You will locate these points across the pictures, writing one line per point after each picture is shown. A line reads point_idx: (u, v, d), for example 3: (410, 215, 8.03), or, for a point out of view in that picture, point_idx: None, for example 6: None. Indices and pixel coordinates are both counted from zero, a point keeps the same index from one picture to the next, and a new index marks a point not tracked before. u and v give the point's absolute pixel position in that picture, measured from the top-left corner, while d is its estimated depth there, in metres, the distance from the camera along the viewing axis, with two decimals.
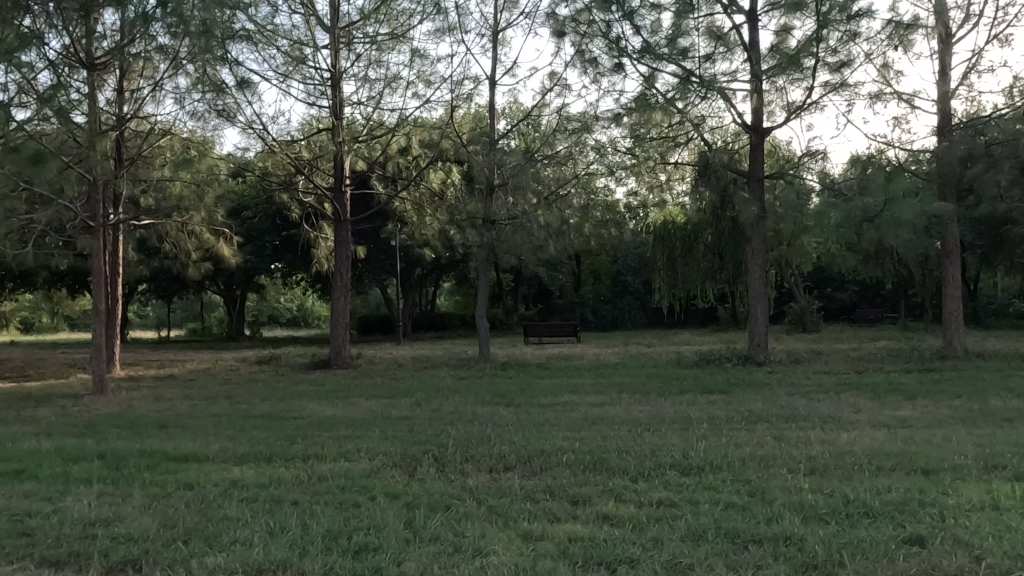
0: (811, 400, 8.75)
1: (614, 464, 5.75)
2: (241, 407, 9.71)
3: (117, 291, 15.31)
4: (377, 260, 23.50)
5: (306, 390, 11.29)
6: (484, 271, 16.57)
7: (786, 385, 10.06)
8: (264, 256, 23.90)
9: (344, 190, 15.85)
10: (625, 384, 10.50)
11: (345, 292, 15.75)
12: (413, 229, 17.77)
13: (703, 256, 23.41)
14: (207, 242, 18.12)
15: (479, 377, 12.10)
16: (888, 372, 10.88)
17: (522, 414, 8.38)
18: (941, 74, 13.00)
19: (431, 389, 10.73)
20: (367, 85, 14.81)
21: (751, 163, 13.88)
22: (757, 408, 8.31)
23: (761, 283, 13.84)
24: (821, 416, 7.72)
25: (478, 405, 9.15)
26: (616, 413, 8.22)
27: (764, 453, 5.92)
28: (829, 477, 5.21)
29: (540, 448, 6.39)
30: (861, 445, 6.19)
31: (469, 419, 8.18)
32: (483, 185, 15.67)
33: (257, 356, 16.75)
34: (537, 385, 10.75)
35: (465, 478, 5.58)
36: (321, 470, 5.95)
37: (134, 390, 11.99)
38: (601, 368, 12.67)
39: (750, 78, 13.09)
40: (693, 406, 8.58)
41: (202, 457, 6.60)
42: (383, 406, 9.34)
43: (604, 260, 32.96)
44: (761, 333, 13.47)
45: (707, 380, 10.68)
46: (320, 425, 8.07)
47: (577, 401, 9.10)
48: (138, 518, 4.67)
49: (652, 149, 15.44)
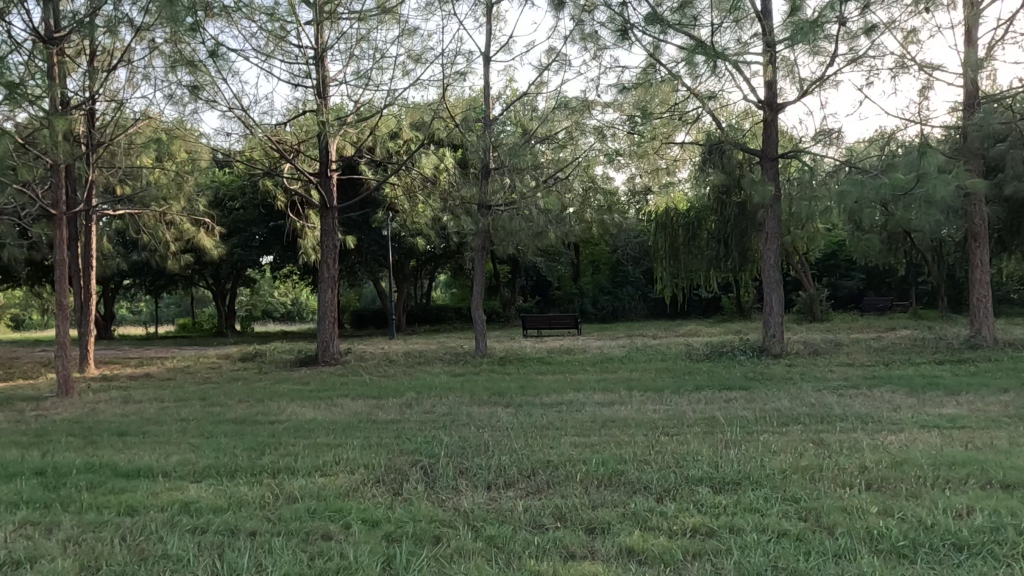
0: (843, 396, 7.92)
1: (636, 477, 4.95)
2: (214, 410, 8.83)
3: (91, 284, 14.36)
4: (369, 250, 22.67)
5: (289, 389, 10.44)
6: (481, 260, 15.65)
7: (810, 379, 9.23)
8: (250, 249, 22.95)
9: (330, 176, 14.93)
10: (634, 380, 9.67)
11: (333, 284, 14.85)
12: (405, 217, 16.91)
13: (705, 244, 22.31)
14: (187, 233, 17.16)
15: (476, 373, 11.26)
16: (918, 364, 10.05)
17: (522, 416, 7.54)
18: (966, 42, 12.07)
19: (422, 388, 9.85)
20: (353, 62, 13.88)
21: (765, 141, 12.98)
22: (784, 406, 7.47)
23: (776, 269, 12.94)
24: (860, 416, 6.88)
25: (473, 406, 8.30)
26: (628, 413, 7.37)
27: (809, 461, 5.12)
28: (891, 493, 4.39)
29: (547, 458, 5.56)
30: (918, 450, 5.34)
31: (463, 423, 7.33)
32: (478, 169, 14.81)
33: (242, 352, 15.90)
34: (539, 381, 9.91)
35: (461, 498, 4.74)
36: (293, 490, 5.10)
37: (103, 391, 11.09)
38: (607, 362, 11.78)
39: (764, 49, 12.21)
40: (711, 404, 7.76)
41: (157, 473, 5.73)
42: (371, 407, 8.48)
43: (604, 250, 32.08)
44: (775, 325, 12.65)
45: (722, 375, 9.84)
46: (297, 431, 7.22)
47: (582, 400, 8.27)
48: (56, 558, 3.81)
49: (655, 129, 14.68)
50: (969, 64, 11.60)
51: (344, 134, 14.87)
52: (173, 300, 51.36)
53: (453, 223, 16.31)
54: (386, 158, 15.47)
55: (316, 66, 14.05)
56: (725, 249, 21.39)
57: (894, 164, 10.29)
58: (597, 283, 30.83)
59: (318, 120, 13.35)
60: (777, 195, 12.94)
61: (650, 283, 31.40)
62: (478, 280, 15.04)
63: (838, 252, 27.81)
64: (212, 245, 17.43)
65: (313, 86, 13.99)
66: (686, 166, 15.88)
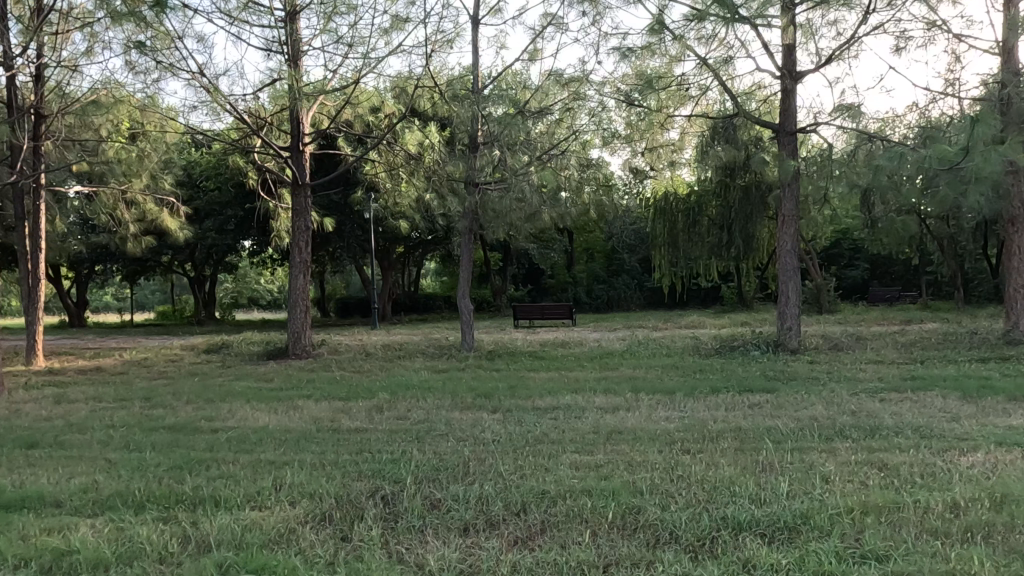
0: (886, 402, 6.75)
1: (659, 521, 3.78)
2: (153, 414, 7.58)
3: (38, 268, 13.03)
4: (352, 235, 21.44)
5: (248, 388, 9.18)
6: (468, 244, 14.42)
7: (840, 380, 8.09)
8: (225, 233, 21.63)
9: (303, 152, 13.53)
10: (640, 379, 8.48)
11: (305, 270, 13.50)
12: (386, 197, 15.68)
13: (707, 230, 21.84)
14: (150, 214, 15.79)
15: (461, 369, 10.09)
16: (959, 363, 8.90)
17: (512, 425, 6.34)
18: (1006, 5, 10.85)
19: (398, 387, 8.68)
20: (328, 23, 12.53)
21: (782, 114, 11.72)
22: (821, 415, 6.31)
23: (793, 255, 11.77)
24: (918, 428, 5.72)
25: (455, 411, 7.09)
26: (636, 423, 6.19)
27: (877, 495, 3.99)
28: (1017, 555, 3.23)
29: (541, 488, 4.36)
30: (1014, 481, 4.19)
31: (442, 433, 6.16)
32: (466, 145, 13.52)
33: (208, 343, 14.67)
34: (530, 380, 8.74)
35: (427, 550, 3.56)
36: (210, 533, 3.91)
37: (38, 387, 9.79)
38: (606, 358, 10.62)
39: (783, 9, 10.94)
40: (732, 410, 6.63)
41: (45, 504, 4.51)
42: (334, 412, 7.27)
43: (597, 236, 30.80)
44: (792, 315, 11.54)
45: (737, 373, 8.72)
46: (241, 443, 6.02)
47: (581, 404, 7.07)
48: None
49: (660, 103, 13.51)
50: (1016, 25, 10.34)
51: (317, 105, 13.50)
52: (155, 286, 49.96)
53: (438, 204, 15.05)
54: (366, 133, 14.22)
55: (287, 28, 12.68)
56: (728, 236, 20.73)
57: (934, 136, 9.09)
58: (592, 272, 29.62)
59: (287, 87, 12.00)
60: (795, 173, 11.70)
61: (647, 272, 30.27)
62: (466, 265, 13.82)
63: (842, 240, 26.73)
64: (177, 226, 16.06)
65: (283, 51, 12.62)
66: (691, 145, 14.65)
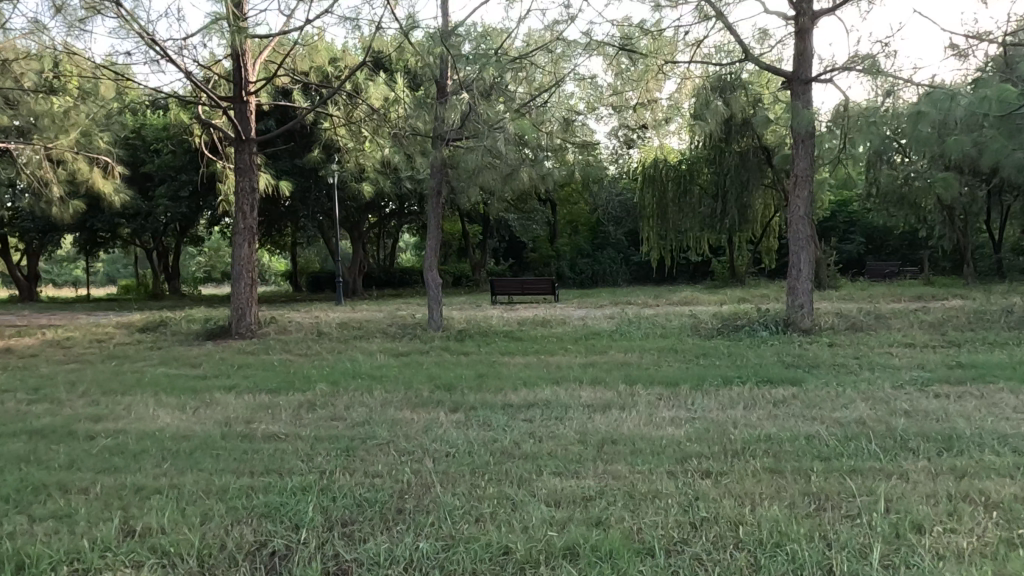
0: (944, 400, 5.39)
1: None
2: (31, 409, 6.06)
3: None
4: (318, 203, 19.86)
5: (166, 375, 7.67)
6: (437, 210, 12.84)
7: (875, 368, 6.72)
8: (179, 201, 19.93)
9: (247, 102, 11.82)
10: (635, 366, 7.09)
11: (251, 238, 11.86)
12: (349, 156, 14.08)
13: (699, 201, 20.49)
14: (81, 176, 14.06)
15: (424, 352, 8.66)
16: (1006, 346, 7.58)
17: (475, 429, 4.93)
18: None
19: (345, 375, 7.23)
20: None
21: (797, 58, 10.24)
22: (868, 418, 4.93)
23: (806, 224, 10.39)
24: (1004, 439, 4.36)
25: (405, 408, 5.65)
26: (635, 428, 4.79)
27: (1012, 563, 2.61)
28: None
29: (503, 544, 2.93)
30: None
31: (382, 442, 4.71)
32: (435, 96, 11.93)
33: (147, 320, 13.07)
34: (504, 367, 7.32)
35: None
36: None
37: None
38: (592, 339, 9.20)
39: None
40: (754, 410, 5.26)
41: None
42: (253, 410, 5.79)
43: (582, 208, 29.42)
44: (804, 293, 10.24)
45: (749, 359, 7.36)
46: (112, 458, 4.53)
47: (563, 401, 5.66)
48: None
49: (656, 48, 11.98)
50: None
51: (266, 50, 11.82)
52: (124, 258, 47.99)
53: (405, 165, 13.49)
54: (323, 84, 12.64)
55: None
56: (722, 205, 19.60)
57: (986, 76, 7.60)
58: (576, 245, 28.22)
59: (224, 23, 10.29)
60: (810, 128, 10.27)
61: (634, 246, 28.96)
62: (436, 233, 12.31)
63: (837, 213, 25.74)
64: (112, 189, 14.32)
65: None
66: (687, 99, 13.24)
